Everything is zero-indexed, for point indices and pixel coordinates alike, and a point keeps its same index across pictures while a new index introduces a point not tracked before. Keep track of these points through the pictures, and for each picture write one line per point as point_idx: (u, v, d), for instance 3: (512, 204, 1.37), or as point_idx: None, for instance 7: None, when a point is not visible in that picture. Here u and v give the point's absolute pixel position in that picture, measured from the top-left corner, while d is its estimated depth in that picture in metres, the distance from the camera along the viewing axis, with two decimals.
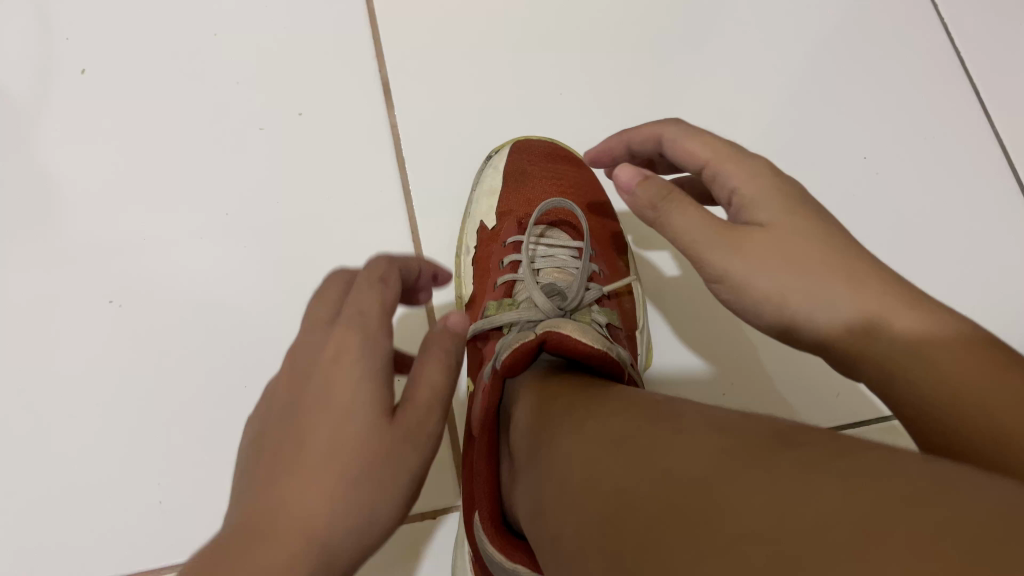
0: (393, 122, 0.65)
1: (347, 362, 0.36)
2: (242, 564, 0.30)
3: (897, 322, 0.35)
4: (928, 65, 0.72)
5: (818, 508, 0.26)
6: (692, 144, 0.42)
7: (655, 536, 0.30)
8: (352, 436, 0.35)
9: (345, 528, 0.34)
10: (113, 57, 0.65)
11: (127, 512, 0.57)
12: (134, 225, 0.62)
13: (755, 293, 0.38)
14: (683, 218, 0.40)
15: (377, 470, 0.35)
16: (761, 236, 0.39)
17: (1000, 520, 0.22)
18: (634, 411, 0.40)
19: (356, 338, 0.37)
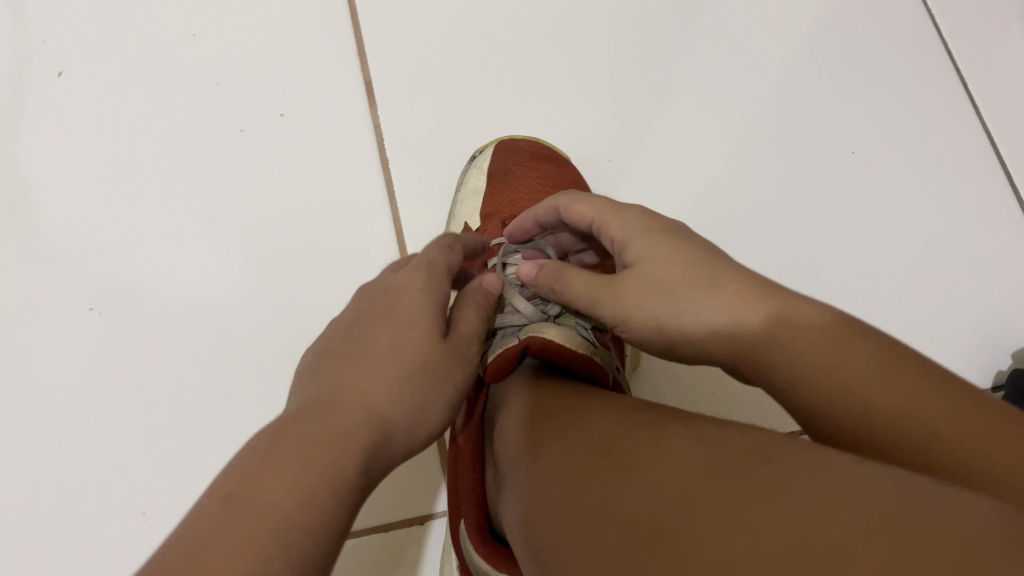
0: (376, 122, 0.66)
1: (414, 288, 0.41)
2: (311, 431, 0.31)
3: (748, 320, 0.35)
4: (913, 53, 0.71)
5: (800, 530, 0.25)
6: (575, 208, 0.45)
7: (641, 553, 0.29)
8: (412, 344, 0.38)
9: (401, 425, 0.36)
10: (91, 60, 0.65)
11: (110, 520, 0.56)
12: (115, 229, 0.62)
13: (638, 324, 0.40)
14: (573, 284, 0.43)
15: (432, 377, 0.38)
16: (629, 274, 0.40)
17: (975, 544, 0.22)
18: (618, 418, 0.40)
19: (419, 273, 0.41)
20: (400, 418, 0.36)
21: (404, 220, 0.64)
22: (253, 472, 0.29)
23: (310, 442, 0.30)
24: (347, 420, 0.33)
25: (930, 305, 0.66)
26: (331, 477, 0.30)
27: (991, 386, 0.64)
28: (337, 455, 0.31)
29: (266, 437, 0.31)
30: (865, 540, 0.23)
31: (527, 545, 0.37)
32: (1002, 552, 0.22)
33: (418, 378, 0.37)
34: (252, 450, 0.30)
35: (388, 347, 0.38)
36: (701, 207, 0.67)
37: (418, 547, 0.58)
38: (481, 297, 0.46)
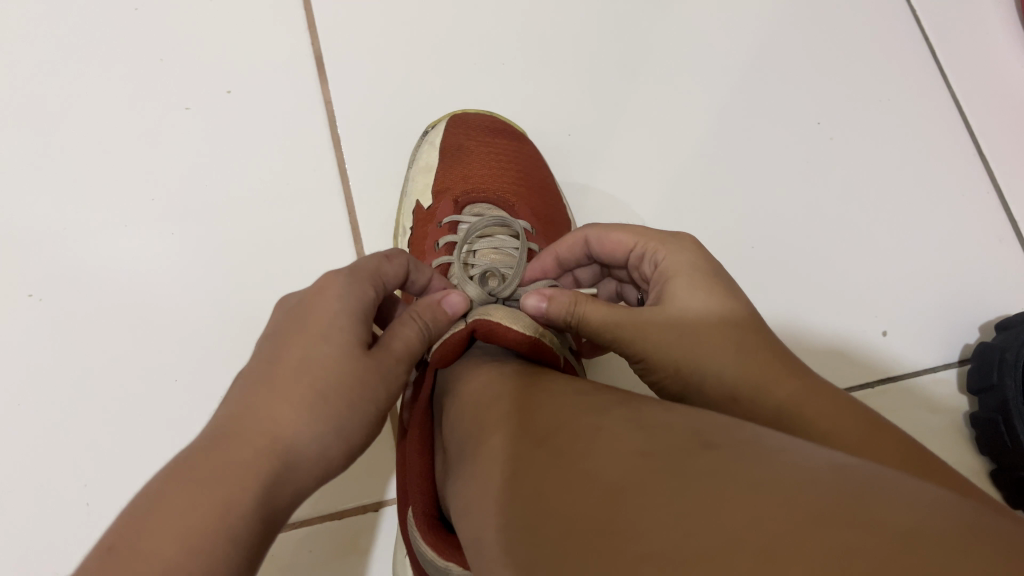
0: (327, 97, 0.64)
1: (330, 295, 0.38)
2: (201, 471, 0.30)
3: (770, 391, 0.37)
4: (876, 22, 0.70)
5: (731, 522, 0.23)
6: (614, 236, 0.47)
7: (561, 542, 0.27)
8: (326, 359, 0.36)
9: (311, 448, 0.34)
10: (27, 38, 0.63)
11: (49, 512, 0.54)
12: (54, 212, 0.60)
13: (661, 365, 0.42)
14: (597, 311, 0.44)
15: (346, 389, 0.36)
16: (666, 314, 0.42)
17: (910, 540, 0.20)
18: (559, 403, 0.38)
19: (338, 278, 0.39)
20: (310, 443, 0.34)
21: (356, 198, 0.62)
22: (132, 533, 0.27)
23: (200, 490, 0.29)
24: (245, 455, 0.32)
25: (896, 277, 0.65)
26: (213, 531, 0.28)
27: (959, 359, 0.63)
28: (228, 502, 0.29)
29: (154, 486, 0.30)
30: (796, 532, 0.22)
31: (467, 535, 0.35)
32: (929, 542, 0.20)
33: (330, 393, 0.36)
34: (135, 504, 0.29)
35: (302, 363, 0.36)
36: (663, 180, 0.65)
37: (370, 536, 0.57)
38: (427, 313, 0.44)
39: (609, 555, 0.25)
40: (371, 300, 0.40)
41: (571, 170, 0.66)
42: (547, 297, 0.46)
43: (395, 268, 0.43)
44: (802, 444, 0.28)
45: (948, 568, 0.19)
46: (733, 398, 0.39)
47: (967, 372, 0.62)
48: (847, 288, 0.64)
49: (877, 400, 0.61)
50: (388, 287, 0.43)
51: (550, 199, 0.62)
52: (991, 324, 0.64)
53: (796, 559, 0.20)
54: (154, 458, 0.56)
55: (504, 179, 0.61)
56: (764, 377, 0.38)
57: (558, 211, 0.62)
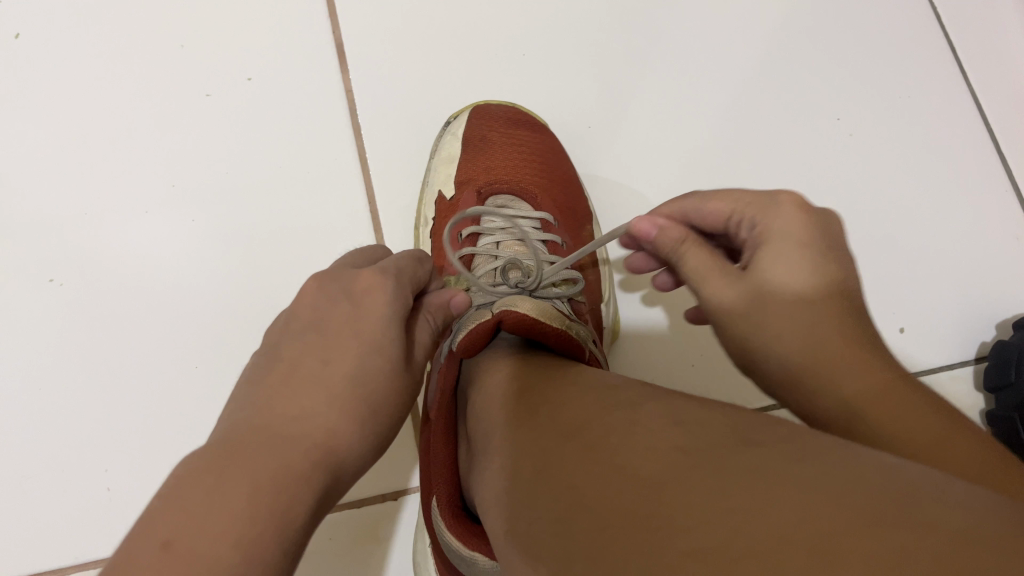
0: (347, 86, 0.63)
1: (379, 299, 0.38)
2: (256, 466, 0.29)
3: (839, 381, 0.34)
4: (898, 16, 0.70)
5: (790, 522, 0.23)
6: (712, 204, 0.43)
7: (608, 539, 0.27)
8: (374, 367, 0.36)
9: (355, 445, 0.34)
10: (47, 22, 0.62)
11: (74, 497, 0.56)
12: (74, 198, 0.60)
13: (725, 331, 0.39)
14: (692, 256, 0.41)
15: (388, 397, 0.37)
16: (747, 281, 0.39)
17: (972, 539, 0.21)
18: (594, 395, 0.38)
19: (387, 282, 0.39)
20: (355, 440, 0.34)
21: (378, 187, 0.62)
22: (191, 509, 0.27)
23: (249, 476, 0.29)
24: (298, 447, 0.31)
25: (914, 274, 0.65)
26: (277, 517, 0.28)
27: (975, 357, 0.63)
28: (291, 493, 0.29)
29: (207, 464, 0.29)
30: (859, 528, 0.22)
31: (496, 526, 0.36)
32: (993, 545, 0.20)
33: (374, 397, 0.36)
34: (190, 482, 0.28)
35: (350, 361, 0.36)
36: (683, 175, 0.65)
37: (389, 525, 0.57)
38: (437, 311, 0.44)
39: (661, 553, 0.25)
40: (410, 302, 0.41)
41: (593, 161, 0.66)
42: (658, 225, 0.43)
43: (425, 272, 0.44)
44: (840, 443, 0.29)
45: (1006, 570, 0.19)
46: (789, 379, 0.37)
47: (983, 370, 0.62)
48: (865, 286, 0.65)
49: None
50: (416, 290, 0.43)
51: (573, 192, 0.62)
52: (1007, 324, 0.64)
53: (858, 561, 0.21)
54: (174, 446, 0.57)
55: (527, 171, 0.61)
56: (830, 364, 0.35)
57: (580, 203, 0.62)
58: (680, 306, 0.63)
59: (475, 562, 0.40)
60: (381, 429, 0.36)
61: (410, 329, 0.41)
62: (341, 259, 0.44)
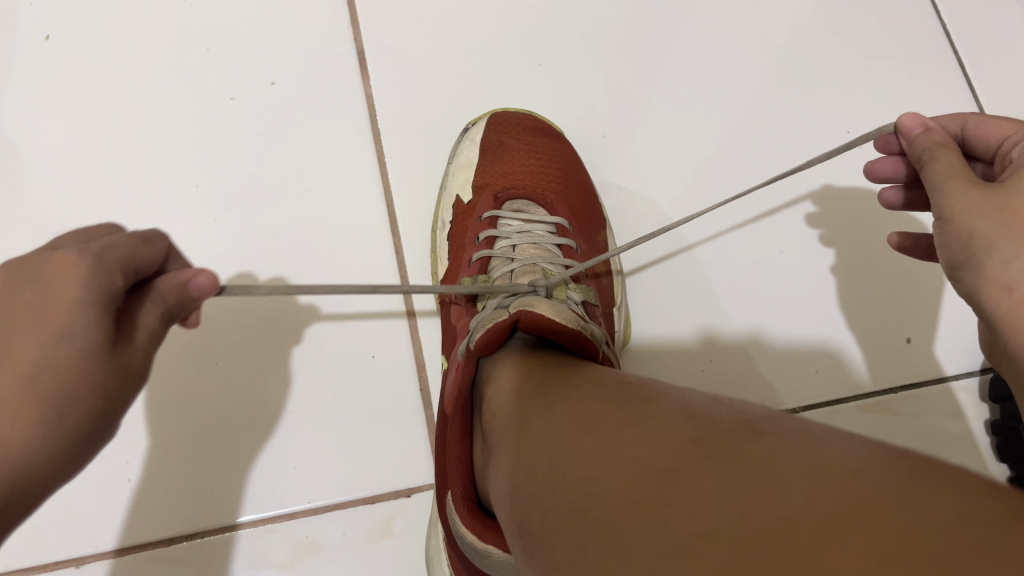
0: (369, 92, 0.65)
1: (65, 292, 0.29)
2: None
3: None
4: (909, 33, 0.71)
5: (793, 508, 0.24)
6: (993, 121, 0.39)
7: (620, 527, 0.28)
8: (61, 371, 0.29)
9: (24, 459, 0.29)
10: (80, 25, 0.64)
11: (94, 487, 0.57)
12: (100, 197, 0.62)
13: (953, 234, 0.35)
14: (941, 155, 0.36)
15: (78, 405, 0.30)
16: (1000, 189, 0.34)
17: (973, 520, 0.22)
18: (604, 392, 0.39)
19: (79, 265, 0.29)
20: (25, 455, 0.29)
21: (396, 193, 0.64)
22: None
23: None
24: None
25: (919, 286, 0.67)
26: None
27: (980, 368, 0.65)
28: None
29: None
30: (859, 512, 0.23)
31: (509, 517, 0.36)
32: (983, 529, 0.21)
33: (57, 399, 0.29)
34: None
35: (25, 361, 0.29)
36: (696, 184, 0.67)
37: (405, 521, 0.59)
38: (172, 296, 0.32)
39: (668, 541, 0.26)
40: (117, 291, 0.30)
41: (607, 170, 0.67)
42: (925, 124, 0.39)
43: (151, 251, 0.31)
44: (844, 434, 0.29)
45: (999, 555, 0.20)
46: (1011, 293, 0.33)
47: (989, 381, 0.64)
48: (870, 298, 0.66)
49: (900, 404, 0.64)
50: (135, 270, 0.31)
51: (588, 199, 0.64)
52: None
53: (855, 548, 0.22)
54: (193, 440, 0.59)
55: (542, 178, 0.64)
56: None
57: (593, 210, 0.64)
58: (691, 310, 0.64)
59: (488, 555, 0.41)
60: (69, 431, 0.30)
61: (128, 339, 0.31)
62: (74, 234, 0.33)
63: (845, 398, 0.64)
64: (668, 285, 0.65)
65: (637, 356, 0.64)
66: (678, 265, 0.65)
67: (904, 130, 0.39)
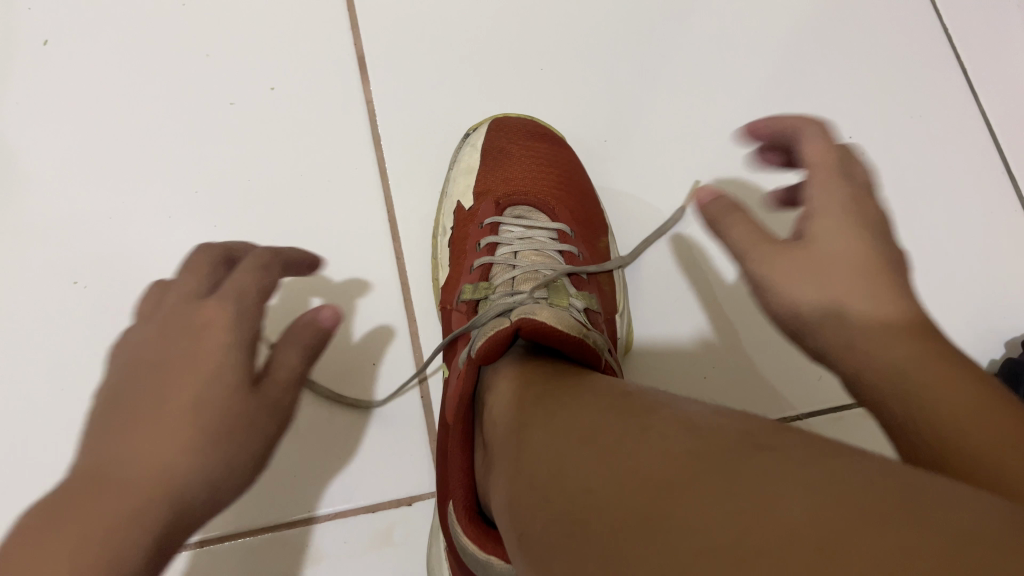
0: (369, 97, 0.65)
1: (215, 329, 0.37)
2: (86, 521, 0.30)
3: (886, 349, 0.33)
4: (911, 36, 0.71)
5: (789, 526, 0.24)
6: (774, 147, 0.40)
7: (617, 541, 0.28)
8: (213, 397, 0.36)
9: (199, 476, 0.34)
10: (79, 31, 0.64)
11: None
12: (98, 203, 0.61)
13: (775, 303, 0.37)
14: (735, 227, 0.39)
15: (240, 426, 0.36)
16: (799, 253, 0.37)
17: (965, 542, 0.21)
18: (606, 402, 0.39)
19: (227, 304, 0.37)
20: (200, 469, 0.34)
21: (396, 199, 0.64)
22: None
23: (81, 531, 0.29)
24: (137, 490, 0.32)
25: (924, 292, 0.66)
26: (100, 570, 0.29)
27: None
28: (112, 543, 0.29)
29: (41, 522, 0.30)
30: (855, 531, 0.23)
31: (509, 528, 0.36)
32: (981, 547, 0.21)
33: (222, 423, 0.35)
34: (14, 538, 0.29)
35: (189, 394, 0.35)
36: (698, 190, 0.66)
37: (404, 529, 0.59)
38: (305, 336, 0.40)
39: (664, 554, 0.26)
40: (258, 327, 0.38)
41: (609, 175, 0.67)
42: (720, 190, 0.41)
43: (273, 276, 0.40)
44: (847, 447, 0.29)
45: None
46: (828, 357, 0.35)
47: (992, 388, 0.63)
48: None
49: None
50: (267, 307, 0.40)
51: (590, 205, 0.64)
52: (1016, 342, 0.65)
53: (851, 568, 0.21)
54: None
55: (544, 182, 0.63)
56: (868, 321, 0.34)
57: (596, 216, 0.64)
58: (694, 317, 0.64)
59: (490, 565, 0.41)
60: (242, 452, 0.36)
61: (266, 376, 0.39)
62: (179, 278, 0.39)
63: (846, 405, 0.63)
64: (669, 291, 0.64)
65: (636, 362, 0.63)
66: (679, 271, 0.65)
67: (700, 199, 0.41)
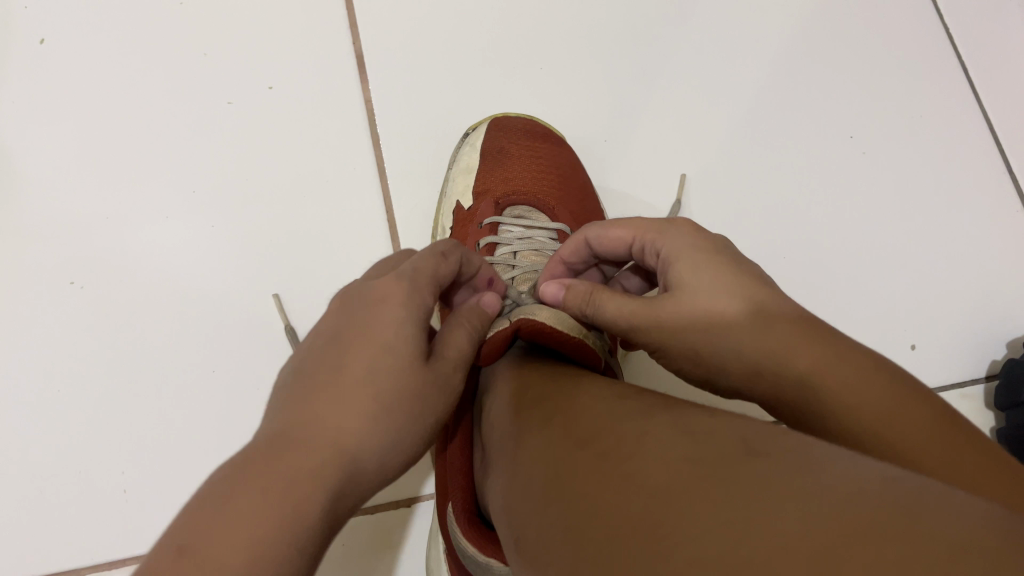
0: (367, 97, 0.64)
1: (391, 306, 0.38)
2: (282, 467, 0.29)
3: (793, 358, 0.35)
4: (912, 36, 0.71)
5: (785, 529, 0.23)
6: (611, 234, 0.45)
7: (612, 547, 0.27)
8: (389, 370, 0.36)
9: (370, 447, 0.34)
10: (75, 30, 0.64)
11: (86, 498, 0.56)
12: (95, 203, 0.61)
13: (677, 346, 0.41)
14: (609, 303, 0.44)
15: (415, 401, 0.37)
16: (674, 301, 0.41)
17: (969, 544, 0.20)
18: (608, 406, 0.38)
19: (402, 283, 0.39)
20: (373, 440, 0.34)
21: (395, 199, 0.63)
22: (218, 512, 0.27)
23: (278, 476, 0.29)
24: (318, 449, 0.32)
25: (924, 292, 0.66)
26: (293, 514, 0.28)
27: (986, 375, 0.64)
28: (314, 488, 0.30)
29: (237, 466, 0.29)
30: (855, 532, 0.21)
31: (507, 534, 0.35)
32: (985, 548, 0.19)
33: (400, 399, 0.36)
34: (218, 481, 0.29)
35: (365, 366, 0.36)
36: (699, 191, 0.66)
37: (403, 532, 0.58)
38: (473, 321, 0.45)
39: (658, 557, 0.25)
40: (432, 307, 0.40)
41: (609, 175, 0.67)
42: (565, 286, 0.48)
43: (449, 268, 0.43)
44: (850, 456, 0.28)
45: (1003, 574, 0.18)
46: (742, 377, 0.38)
47: (995, 389, 0.63)
48: (876, 302, 0.65)
49: None
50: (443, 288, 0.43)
51: (590, 205, 0.63)
52: (1019, 342, 0.65)
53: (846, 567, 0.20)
54: (187, 450, 0.58)
55: (544, 182, 0.63)
56: (763, 336, 0.37)
57: (596, 216, 0.63)
58: None
59: (489, 569, 0.40)
60: (411, 428, 0.37)
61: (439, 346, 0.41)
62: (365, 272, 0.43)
63: None
64: None
65: (637, 363, 0.63)
66: None
67: (550, 297, 0.48)
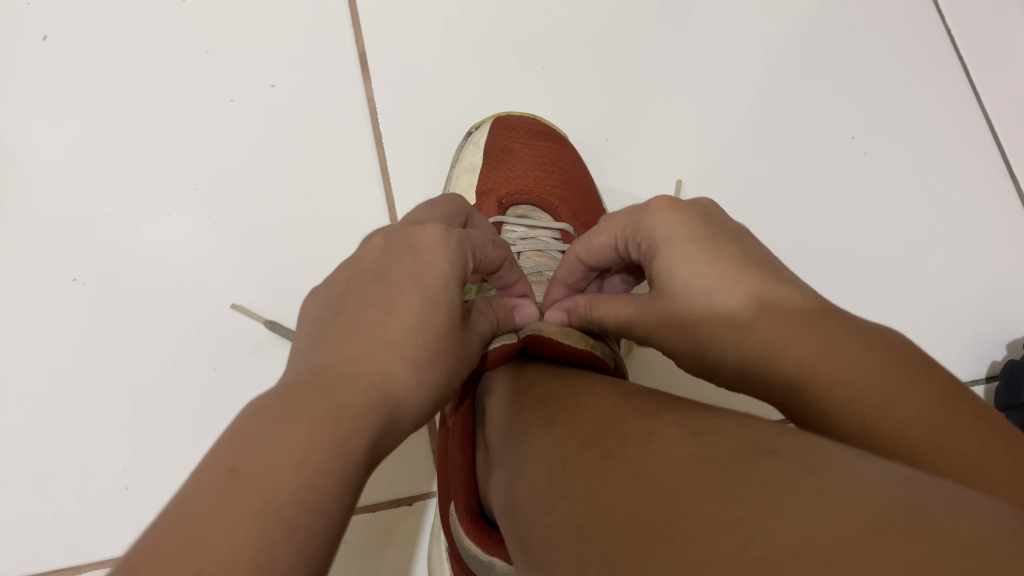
0: (370, 95, 0.64)
1: (437, 251, 0.36)
2: (327, 400, 0.27)
3: (784, 355, 0.35)
4: (913, 37, 0.71)
5: (792, 532, 0.22)
6: (595, 241, 0.46)
7: (614, 549, 0.27)
8: (433, 315, 0.34)
9: (413, 392, 0.32)
10: (78, 26, 0.63)
11: (87, 495, 0.56)
12: (97, 199, 0.61)
13: (683, 341, 0.41)
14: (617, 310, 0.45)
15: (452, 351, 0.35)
16: (669, 299, 0.41)
17: (979, 548, 0.19)
18: (614, 405, 0.38)
19: (445, 231, 0.37)
20: (417, 385, 0.32)
21: (397, 196, 0.63)
22: (265, 436, 0.25)
23: (323, 407, 0.27)
24: (361, 386, 0.29)
25: (925, 293, 0.66)
26: (341, 446, 0.26)
27: (986, 376, 0.64)
28: (358, 421, 0.27)
29: (276, 398, 0.27)
30: (865, 535, 0.21)
31: (512, 533, 0.36)
32: (994, 554, 0.19)
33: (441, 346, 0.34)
34: (259, 409, 0.26)
35: (411, 308, 0.34)
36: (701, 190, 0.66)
37: (404, 530, 0.59)
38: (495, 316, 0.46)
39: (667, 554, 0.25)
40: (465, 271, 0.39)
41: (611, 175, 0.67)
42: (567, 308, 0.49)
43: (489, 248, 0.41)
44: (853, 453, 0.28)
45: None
46: (746, 371, 0.37)
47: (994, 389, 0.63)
48: (876, 303, 0.65)
49: None
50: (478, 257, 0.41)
51: (593, 204, 0.63)
52: (1018, 343, 0.65)
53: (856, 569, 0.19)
54: (189, 447, 0.58)
55: (547, 182, 0.63)
56: (754, 333, 0.36)
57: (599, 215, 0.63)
58: None
59: (493, 567, 0.41)
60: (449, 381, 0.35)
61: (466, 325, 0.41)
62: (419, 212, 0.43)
63: None
64: None
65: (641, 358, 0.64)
66: None
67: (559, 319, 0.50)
